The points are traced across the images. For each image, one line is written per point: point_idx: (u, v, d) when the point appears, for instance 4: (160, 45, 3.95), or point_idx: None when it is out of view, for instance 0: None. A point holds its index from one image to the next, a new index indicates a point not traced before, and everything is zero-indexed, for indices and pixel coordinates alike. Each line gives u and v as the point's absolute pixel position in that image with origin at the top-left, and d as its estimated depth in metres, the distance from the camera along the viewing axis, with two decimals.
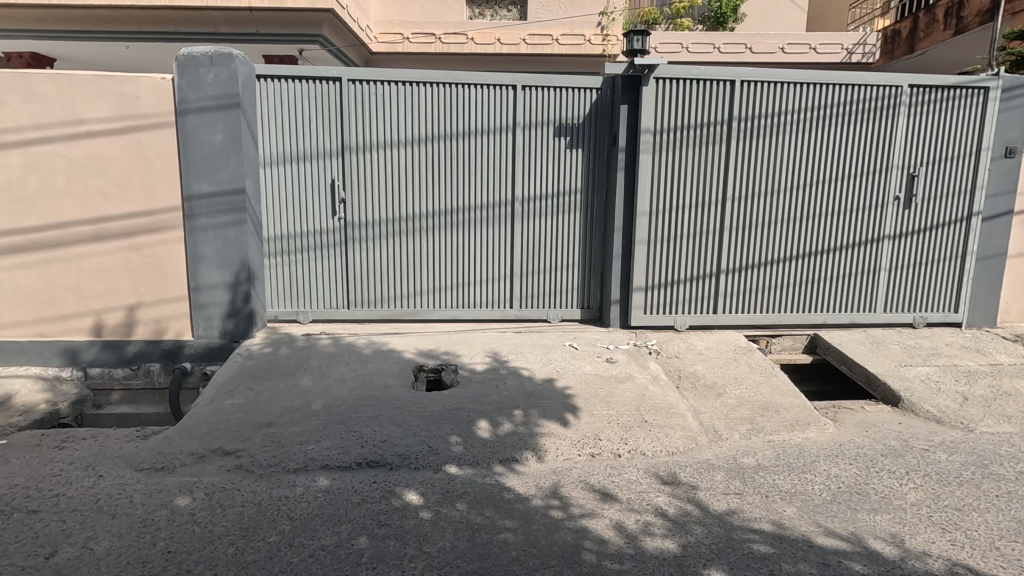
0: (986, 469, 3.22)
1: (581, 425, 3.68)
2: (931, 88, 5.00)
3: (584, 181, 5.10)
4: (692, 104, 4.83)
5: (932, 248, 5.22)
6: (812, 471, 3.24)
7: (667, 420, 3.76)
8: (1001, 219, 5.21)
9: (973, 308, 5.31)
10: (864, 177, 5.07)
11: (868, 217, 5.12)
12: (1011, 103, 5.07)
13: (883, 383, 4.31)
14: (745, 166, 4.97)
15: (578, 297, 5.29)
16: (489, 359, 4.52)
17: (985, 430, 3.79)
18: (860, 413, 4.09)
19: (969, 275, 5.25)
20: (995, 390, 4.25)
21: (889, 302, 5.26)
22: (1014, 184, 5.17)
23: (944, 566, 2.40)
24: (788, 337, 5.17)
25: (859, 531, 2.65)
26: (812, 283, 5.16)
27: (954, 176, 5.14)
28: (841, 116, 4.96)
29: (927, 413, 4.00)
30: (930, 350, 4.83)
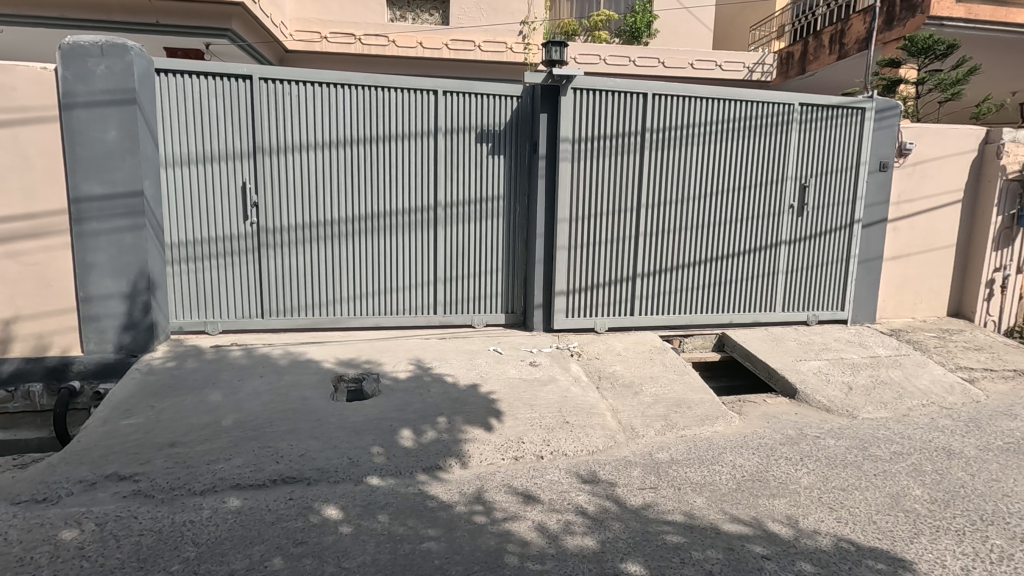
0: (866, 451, 3.58)
1: (504, 429, 3.72)
2: (819, 106, 5.50)
3: (506, 187, 5.16)
4: (608, 115, 5.03)
5: (821, 252, 5.73)
6: (719, 462, 3.46)
7: (587, 420, 3.88)
8: (877, 226, 5.83)
9: (857, 306, 5.89)
10: (763, 187, 5.49)
11: (767, 224, 5.55)
12: (883, 122, 5.68)
13: (782, 376, 4.68)
14: (658, 175, 5.23)
15: (502, 302, 5.34)
16: (412, 367, 4.45)
17: (866, 416, 4.22)
18: (762, 405, 4.41)
19: (853, 276, 5.82)
20: (874, 379, 4.74)
21: (786, 302, 5.72)
22: (887, 195, 5.79)
23: (831, 542, 2.63)
24: (698, 337, 5.50)
25: (760, 516, 2.86)
26: (719, 285, 5.51)
27: (840, 187, 5.68)
28: (742, 131, 5.35)
29: (819, 403, 4.38)
30: (821, 345, 5.30)
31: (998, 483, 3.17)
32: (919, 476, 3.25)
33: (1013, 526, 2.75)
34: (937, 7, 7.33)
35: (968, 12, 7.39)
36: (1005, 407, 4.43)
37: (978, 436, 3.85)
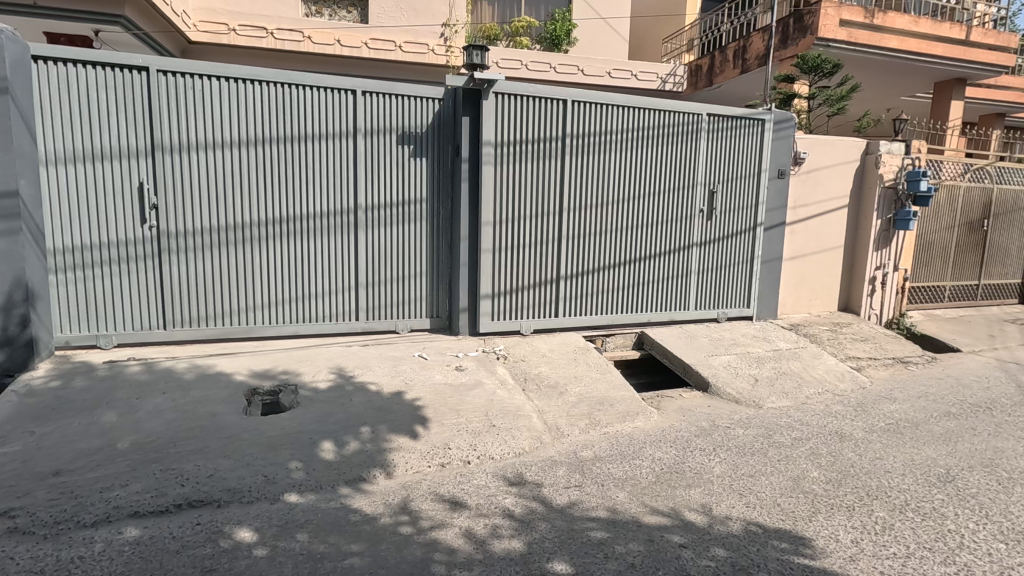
0: (771, 438, 3.85)
1: (430, 436, 3.66)
2: (723, 117, 5.87)
3: (429, 190, 5.10)
4: (529, 120, 5.10)
5: (729, 253, 6.11)
6: (640, 457, 3.59)
7: (514, 423, 3.90)
8: (777, 229, 6.30)
9: (761, 303, 6.34)
10: (675, 193, 5.78)
11: (679, 228, 5.84)
12: (780, 133, 6.15)
13: (696, 371, 4.94)
14: (578, 179, 5.37)
15: (426, 306, 5.26)
16: (333, 376, 4.29)
17: (770, 405, 4.55)
18: (678, 400, 4.64)
19: (757, 275, 6.26)
20: (776, 371, 5.11)
21: (699, 301, 6.05)
22: (785, 200, 6.28)
23: (741, 526, 2.80)
24: (619, 336, 5.69)
25: (677, 506, 3.00)
26: (637, 286, 5.74)
27: (744, 193, 6.09)
28: (655, 138, 5.61)
29: (729, 395, 4.67)
30: (731, 340, 5.65)
31: (881, 460, 3.52)
32: (815, 459, 3.54)
33: (893, 498, 3.05)
34: (824, 30, 8.07)
35: (849, 36, 8.19)
36: (886, 391, 4.93)
37: (864, 419, 4.25)
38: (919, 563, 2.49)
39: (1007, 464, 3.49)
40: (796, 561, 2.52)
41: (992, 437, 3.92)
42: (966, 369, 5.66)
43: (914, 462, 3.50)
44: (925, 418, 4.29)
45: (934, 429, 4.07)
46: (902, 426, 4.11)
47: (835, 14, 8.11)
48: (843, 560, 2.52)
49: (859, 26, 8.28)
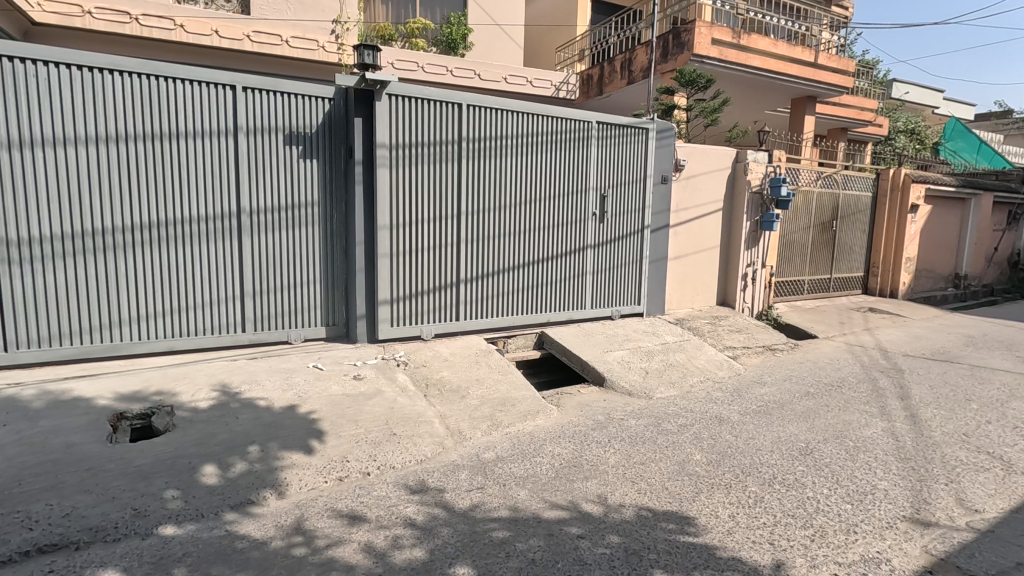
0: (660, 427, 4.12)
1: (326, 450, 3.50)
2: (611, 125, 6.19)
3: (321, 193, 4.89)
4: (425, 123, 5.06)
5: (621, 254, 6.45)
6: (540, 454, 3.68)
7: (415, 430, 3.84)
8: (662, 231, 6.76)
9: (650, 300, 6.76)
10: (568, 197, 6.00)
11: (573, 230, 6.07)
12: (663, 142, 6.60)
13: (593, 367, 5.16)
14: (476, 183, 5.40)
15: (321, 315, 5.02)
16: (216, 394, 3.96)
17: (659, 396, 4.86)
18: (576, 396, 4.81)
19: (646, 274, 6.67)
20: (664, 363, 5.48)
21: (595, 300, 6.33)
22: (669, 204, 6.75)
23: (633, 512, 2.97)
24: (520, 337, 5.79)
25: (575, 499, 3.11)
26: (536, 287, 5.88)
27: (632, 197, 6.46)
28: (549, 144, 5.79)
29: (622, 388, 4.93)
30: (624, 336, 5.97)
31: (753, 440, 3.89)
32: (698, 443, 3.84)
33: (763, 473, 3.38)
34: (699, 48, 8.80)
35: (720, 54, 8.99)
36: (757, 377, 5.46)
37: (739, 403, 4.68)
38: (784, 529, 2.78)
39: (853, 434, 4.01)
40: (682, 539, 2.71)
41: (841, 412, 4.48)
42: (821, 353, 6.43)
43: (779, 439, 3.91)
44: (789, 398, 4.81)
45: (796, 408, 4.58)
46: (770, 407, 4.58)
47: (708, 34, 8.87)
48: (722, 533, 2.75)
49: (728, 45, 9.12)
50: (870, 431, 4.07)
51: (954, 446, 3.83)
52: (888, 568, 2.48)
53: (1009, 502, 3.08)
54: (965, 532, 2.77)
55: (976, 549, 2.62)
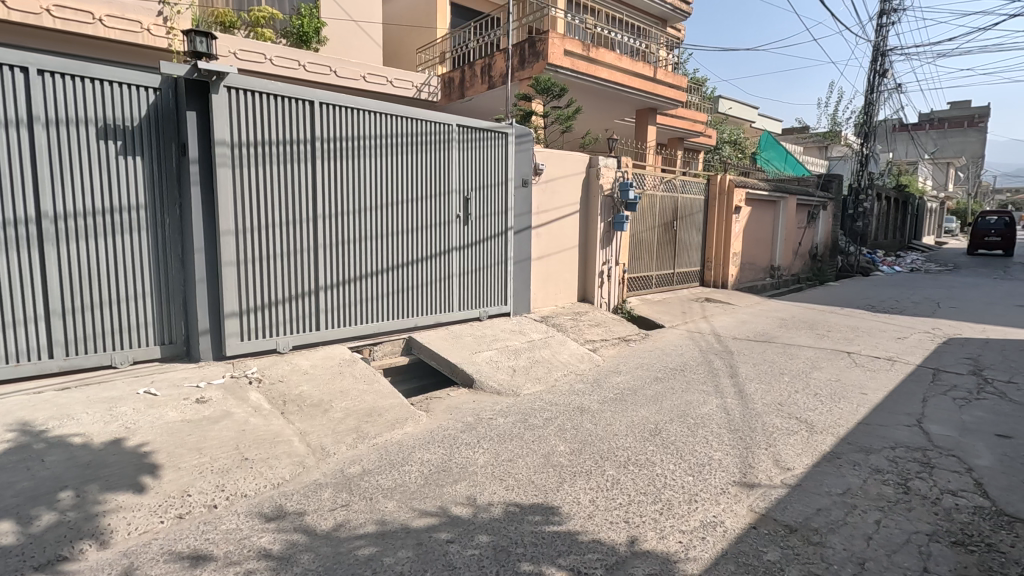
0: (527, 422, 4.25)
1: (162, 486, 3.09)
2: (471, 129, 6.26)
3: (149, 194, 4.32)
4: (272, 120, 4.70)
5: (486, 255, 6.57)
6: (408, 462, 3.60)
7: (270, 451, 3.55)
8: (525, 233, 7.01)
9: (516, 299, 6.97)
10: (432, 200, 5.96)
11: (438, 233, 6.05)
12: (521, 146, 6.84)
13: (462, 369, 5.17)
14: (332, 185, 5.14)
15: (155, 332, 4.44)
16: (13, 435, 3.30)
17: (526, 392, 5.03)
18: (446, 399, 4.79)
19: (511, 274, 6.86)
20: (531, 360, 5.68)
21: (462, 302, 6.36)
22: (530, 206, 7.02)
23: (501, 509, 3.02)
24: (387, 343, 5.63)
25: (445, 503, 3.09)
26: (402, 292, 5.75)
27: (495, 200, 6.60)
28: (409, 146, 5.70)
29: (491, 387, 5.01)
30: (492, 336, 6.07)
31: (610, 426, 4.17)
32: (562, 434, 4.02)
33: (619, 456, 3.63)
34: (553, 57, 9.25)
35: (572, 65, 9.55)
36: (614, 366, 5.89)
37: (598, 392, 5.00)
38: (637, 506, 3.01)
39: (694, 412, 4.47)
40: (547, 529, 2.81)
41: (685, 393, 4.98)
42: (668, 341, 7.11)
43: (633, 423, 4.24)
44: (641, 384, 5.25)
45: (647, 393, 5.00)
46: (625, 394, 4.96)
47: (561, 44, 9.37)
48: (583, 518, 2.91)
49: (579, 57, 9.71)
50: (707, 409, 4.57)
51: (771, 415, 4.44)
52: (722, 529, 2.80)
53: (812, 458, 3.65)
54: (780, 488, 3.22)
55: (789, 502, 3.06)
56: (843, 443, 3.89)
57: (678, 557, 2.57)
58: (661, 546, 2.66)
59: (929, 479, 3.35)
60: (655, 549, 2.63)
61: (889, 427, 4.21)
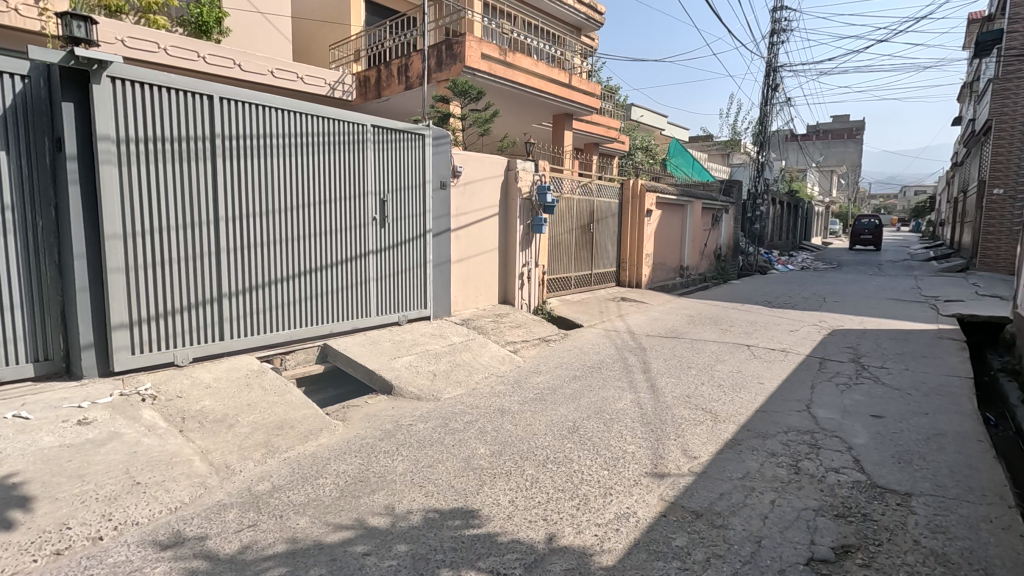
0: (447, 426, 4.21)
1: (36, 520, 2.75)
2: (386, 129, 6.12)
3: (18, 193, 3.83)
4: (165, 115, 4.34)
5: (404, 258, 6.44)
6: (322, 475, 3.45)
7: (167, 473, 3.28)
8: (443, 235, 6.96)
9: (436, 302, 6.90)
10: (345, 201, 5.77)
11: (353, 237, 5.86)
12: (439, 149, 6.78)
13: (380, 375, 5.04)
14: (235, 185, 4.83)
15: (28, 348, 3.94)
16: None
17: (447, 396, 4.99)
18: (363, 407, 4.65)
19: (430, 278, 6.79)
20: (451, 363, 5.64)
21: (380, 307, 6.20)
22: (448, 209, 6.98)
23: (421, 516, 2.96)
24: (300, 352, 5.37)
25: (361, 515, 2.99)
26: (315, 297, 5.51)
27: (412, 202, 6.50)
28: (320, 146, 5.48)
29: (411, 393, 4.92)
30: (411, 340, 5.97)
31: (530, 426, 4.23)
32: (482, 437, 4.03)
33: (538, 456, 3.69)
34: (469, 60, 9.27)
35: (489, 68, 9.61)
36: (534, 367, 5.98)
37: (518, 393, 5.06)
38: (555, 503, 3.07)
39: (609, 408, 4.63)
40: (467, 533, 2.80)
41: (601, 390, 5.15)
42: (586, 340, 7.33)
43: (552, 421, 4.32)
44: (560, 383, 5.37)
45: (565, 391, 5.12)
46: (545, 393, 5.05)
47: (477, 48, 9.40)
48: (503, 519, 2.92)
49: (496, 61, 9.80)
50: (622, 404, 4.76)
51: (680, 406, 4.70)
52: (634, 520, 2.91)
53: (716, 446, 3.89)
54: (687, 476, 3.40)
55: (695, 488, 3.25)
56: (743, 430, 4.19)
57: (594, 549, 2.65)
58: (578, 540, 2.72)
59: (816, 459, 3.68)
60: (572, 544, 2.69)
61: (782, 413, 4.58)
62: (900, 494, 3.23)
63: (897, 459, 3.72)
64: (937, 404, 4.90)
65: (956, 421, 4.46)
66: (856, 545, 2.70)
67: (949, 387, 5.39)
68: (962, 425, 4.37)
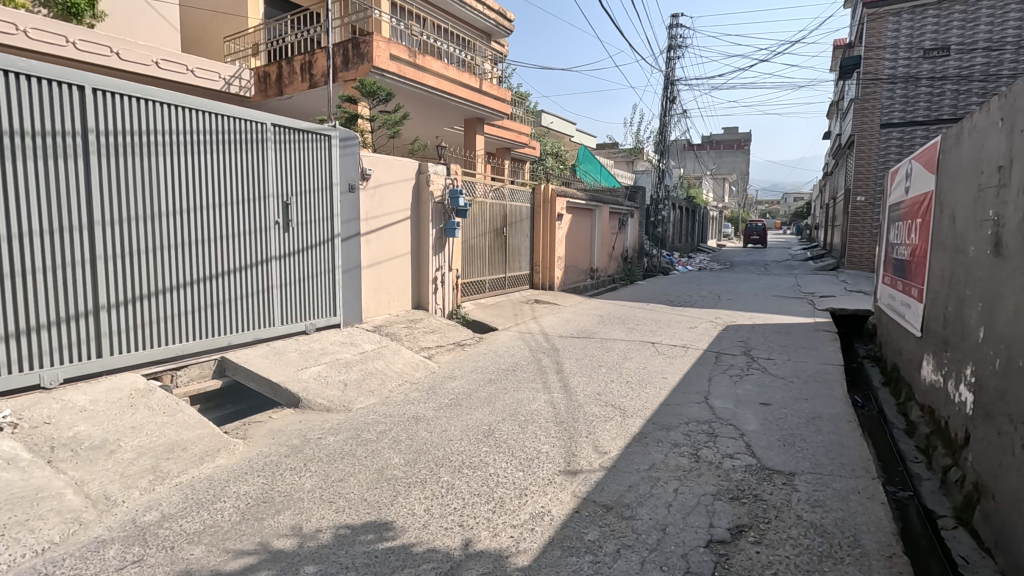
0: (359, 438, 4.07)
1: None
2: (289, 129, 5.82)
3: None
4: (26, 105, 3.83)
5: (310, 264, 6.16)
6: (221, 499, 3.20)
7: (31, 510, 2.86)
8: (353, 240, 6.73)
9: (346, 309, 6.66)
10: (244, 204, 5.41)
11: (253, 241, 5.51)
12: (346, 150, 6.55)
13: (285, 389, 4.77)
14: (116, 186, 4.38)
15: None
16: None
17: (359, 406, 4.83)
18: (267, 423, 4.38)
19: (339, 284, 6.54)
20: (363, 372, 5.47)
21: (285, 315, 5.88)
22: (357, 213, 6.77)
23: (331, 533, 2.83)
24: (194, 367, 4.95)
25: (265, 538, 2.80)
26: (211, 308, 5.12)
27: (318, 205, 6.24)
28: (213, 145, 5.10)
29: (320, 405, 4.71)
30: (320, 350, 5.70)
31: (445, 432, 4.18)
32: (396, 446, 3.93)
33: (453, 462, 3.66)
34: (378, 60, 9.06)
35: (399, 69, 9.45)
36: (449, 372, 5.95)
37: (433, 400, 4.99)
38: (471, 508, 3.06)
39: (524, 410, 4.70)
40: (380, 547, 2.71)
41: (516, 392, 5.21)
42: (500, 343, 7.39)
43: (467, 426, 4.31)
44: (475, 387, 5.36)
45: (481, 395, 5.13)
46: (460, 398, 5.02)
47: (386, 49, 9.21)
48: (418, 529, 2.86)
49: (405, 62, 9.65)
50: (536, 405, 4.84)
51: (591, 404, 4.86)
52: (549, 518, 2.97)
53: (625, 440, 4.07)
54: (598, 471, 3.53)
55: (606, 483, 3.37)
56: (649, 423, 4.41)
57: (510, 551, 2.67)
58: (494, 543, 2.73)
59: (713, 447, 3.95)
60: (488, 548, 2.70)
61: (683, 405, 4.88)
62: (785, 474, 3.55)
63: (782, 442, 4.08)
64: (815, 390, 5.44)
65: (829, 405, 4.98)
66: (749, 524, 2.93)
67: (824, 374, 6.01)
68: (834, 408, 4.88)
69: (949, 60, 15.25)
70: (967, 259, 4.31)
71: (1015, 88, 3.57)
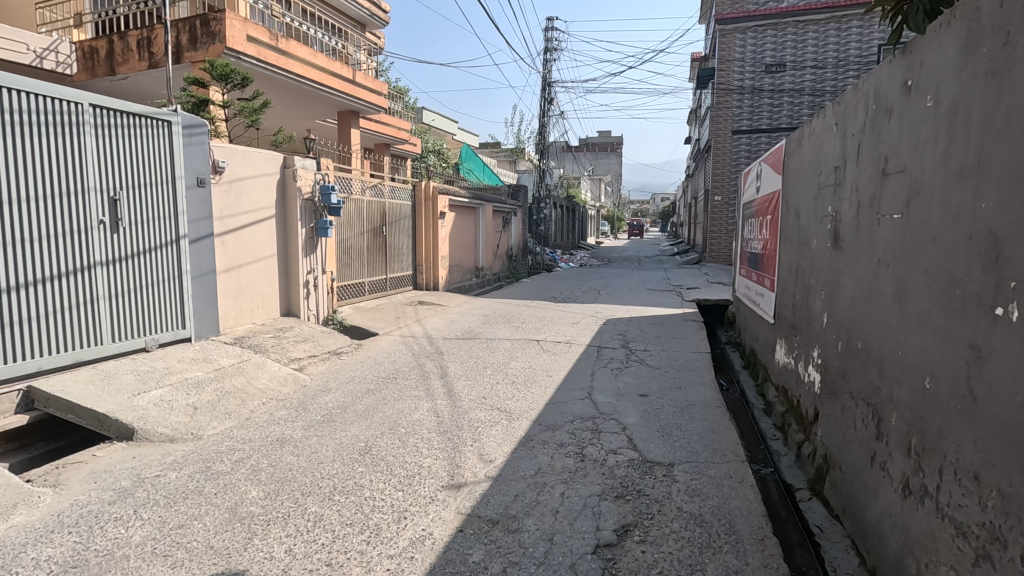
0: (208, 471, 3.51)
1: None
2: (115, 112, 4.95)
3: None
4: None
5: (148, 269, 5.31)
6: (13, 570, 2.53)
7: None
8: (203, 242, 5.93)
9: (197, 321, 5.86)
10: (56, 200, 4.48)
11: (72, 244, 4.60)
12: (191, 139, 5.74)
13: (114, 421, 3.99)
14: None
15: None
16: None
17: (210, 433, 4.20)
18: (89, 464, 3.63)
19: (188, 293, 5.73)
20: (218, 393, 4.79)
21: (117, 331, 5.00)
22: (209, 210, 5.99)
23: None
24: None
25: None
26: (12, 327, 4.16)
27: (156, 201, 5.39)
28: (11, 127, 4.15)
29: (161, 436, 4.02)
30: (163, 370, 4.91)
31: (315, 454, 3.75)
32: (255, 476, 3.43)
33: (322, 489, 3.26)
34: (232, 41, 8.12)
35: (258, 53, 8.58)
36: (322, 384, 5.43)
37: (302, 417, 4.49)
38: (342, 542, 2.72)
39: (405, 421, 4.38)
40: None
41: (396, 402, 4.87)
42: (380, 348, 6.97)
43: (341, 445, 3.90)
44: (351, 400, 4.93)
45: (357, 408, 4.72)
46: (334, 413, 4.58)
47: (241, 28, 8.29)
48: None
49: (265, 45, 8.78)
50: (418, 414, 4.54)
51: (476, 409, 4.68)
52: (430, 542, 2.72)
53: (510, 445, 3.93)
54: (483, 482, 3.34)
55: (491, 494, 3.19)
56: (535, 425, 4.32)
57: None
58: None
59: (598, 444, 3.94)
60: None
61: (568, 402, 4.87)
62: (665, 465, 3.62)
63: (661, 433, 4.18)
64: (687, 378, 5.72)
65: (700, 392, 5.25)
66: (634, 523, 2.90)
67: (693, 363, 6.37)
68: (703, 395, 5.15)
69: (786, 75, 17.29)
70: (811, 252, 4.73)
71: (846, 96, 3.94)
